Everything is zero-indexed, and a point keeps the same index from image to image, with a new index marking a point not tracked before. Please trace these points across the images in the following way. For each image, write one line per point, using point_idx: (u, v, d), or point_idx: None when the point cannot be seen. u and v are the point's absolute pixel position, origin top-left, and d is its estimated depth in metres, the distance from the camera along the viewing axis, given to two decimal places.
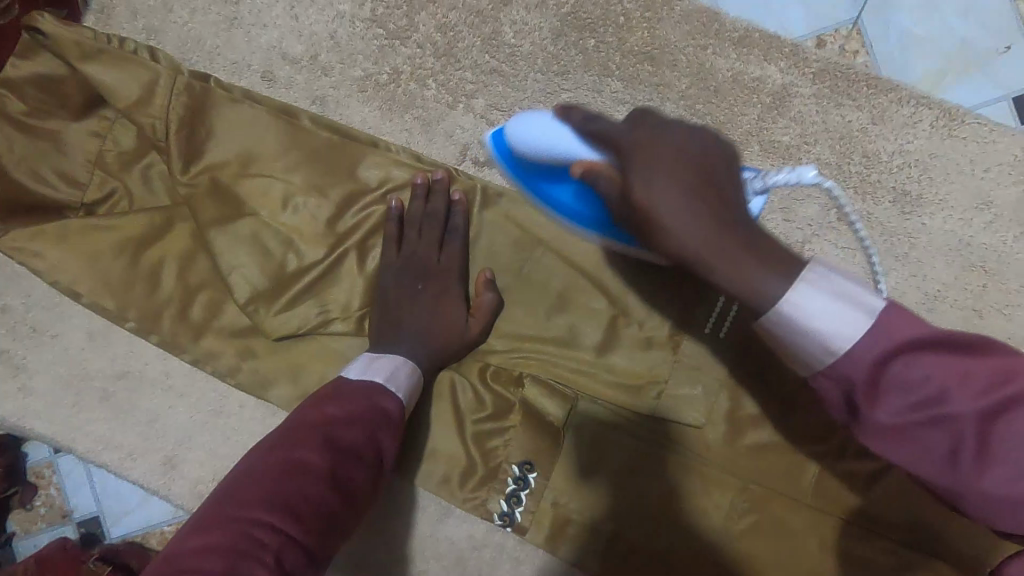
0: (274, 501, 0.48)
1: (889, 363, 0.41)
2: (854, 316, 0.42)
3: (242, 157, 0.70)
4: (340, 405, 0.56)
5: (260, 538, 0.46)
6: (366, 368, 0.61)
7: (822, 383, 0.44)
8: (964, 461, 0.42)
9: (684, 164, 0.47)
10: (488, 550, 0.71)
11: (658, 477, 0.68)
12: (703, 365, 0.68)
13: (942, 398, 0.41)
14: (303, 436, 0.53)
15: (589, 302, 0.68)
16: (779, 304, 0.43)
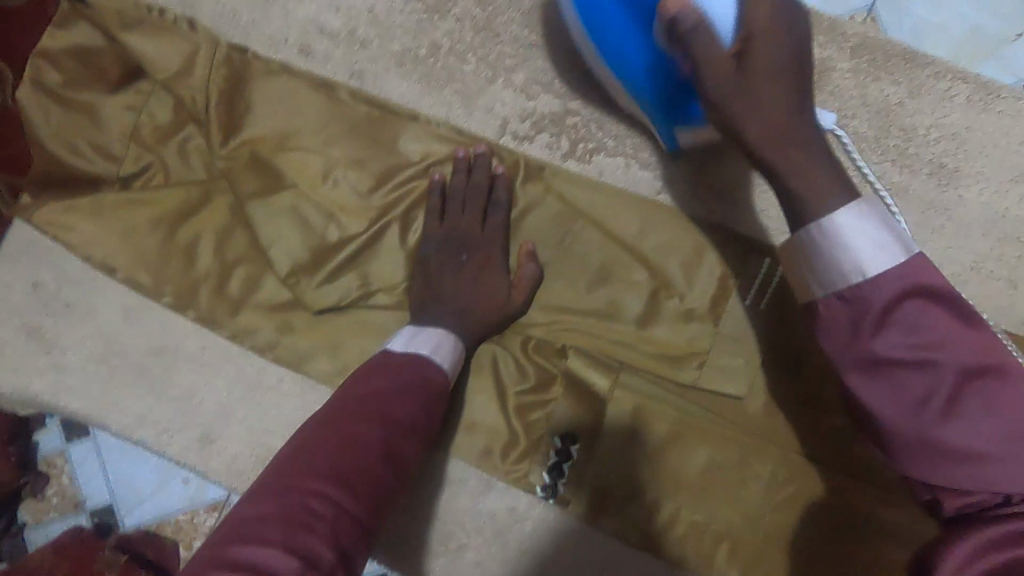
0: (328, 474, 0.48)
1: (902, 301, 0.47)
2: (889, 251, 0.47)
3: (282, 130, 0.70)
4: (389, 378, 0.56)
5: (317, 510, 0.46)
6: (411, 340, 0.61)
7: (834, 304, 0.49)
8: (931, 409, 0.46)
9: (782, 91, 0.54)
10: (529, 525, 0.70)
11: (700, 448, 0.68)
12: (745, 335, 0.68)
13: (939, 346, 0.46)
14: (354, 410, 0.52)
15: (631, 274, 0.69)
16: (825, 220, 0.50)
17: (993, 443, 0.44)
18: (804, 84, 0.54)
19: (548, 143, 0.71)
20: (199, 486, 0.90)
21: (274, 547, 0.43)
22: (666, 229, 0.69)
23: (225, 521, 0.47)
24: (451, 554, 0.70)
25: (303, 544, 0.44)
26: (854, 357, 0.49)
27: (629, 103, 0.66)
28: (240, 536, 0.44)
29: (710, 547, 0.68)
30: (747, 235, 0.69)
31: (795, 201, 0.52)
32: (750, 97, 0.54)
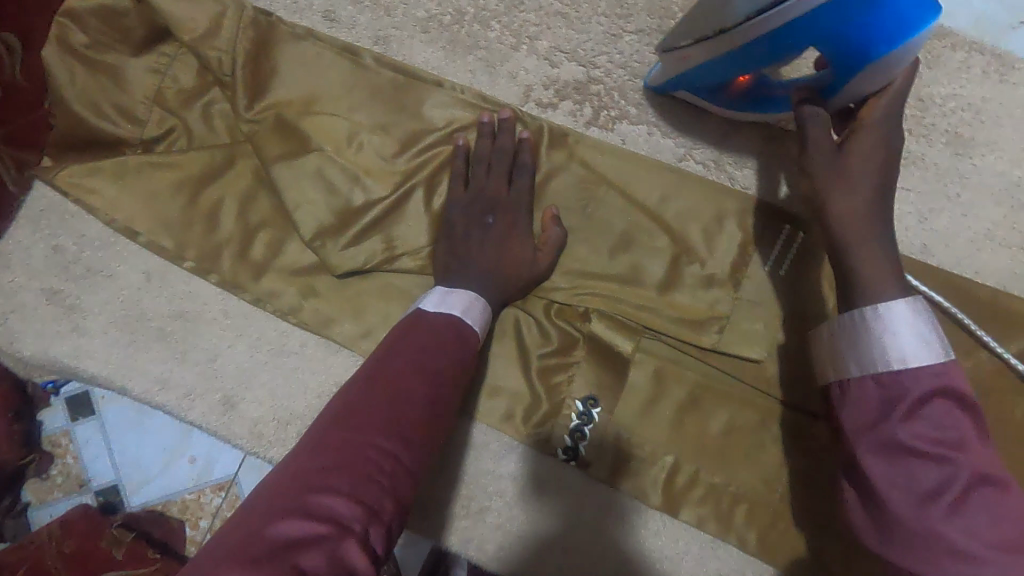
0: (388, 428, 0.50)
1: (933, 396, 0.46)
2: (932, 352, 0.47)
3: (307, 95, 0.70)
4: (428, 335, 0.58)
5: (377, 460, 0.48)
6: (442, 301, 0.62)
7: (867, 383, 0.49)
8: (938, 503, 0.44)
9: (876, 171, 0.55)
10: (550, 487, 0.71)
11: (720, 410, 0.69)
12: (765, 300, 0.69)
13: (959, 446, 0.45)
14: (400, 366, 0.54)
15: (652, 240, 0.70)
16: (880, 304, 0.50)
17: (994, 551, 0.41)
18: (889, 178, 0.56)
19: (572, 110, 0.72)
20: (205, 465, 0.91)
21: (345, 496, 0.45)
22: (687, 196, 0.70)
23: (281, 470, 0.48)
24: (473, 516, 0.71)
25: (372, 496, 0.46)
26: (873, 436, 0.48)
27: (706, 49, 0.58)
28: (310, 485, 0.45)
29: (729, 508, 0.69)
30: (767, 201, 0.70)
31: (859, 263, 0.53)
32: (846, 179, 0.55)
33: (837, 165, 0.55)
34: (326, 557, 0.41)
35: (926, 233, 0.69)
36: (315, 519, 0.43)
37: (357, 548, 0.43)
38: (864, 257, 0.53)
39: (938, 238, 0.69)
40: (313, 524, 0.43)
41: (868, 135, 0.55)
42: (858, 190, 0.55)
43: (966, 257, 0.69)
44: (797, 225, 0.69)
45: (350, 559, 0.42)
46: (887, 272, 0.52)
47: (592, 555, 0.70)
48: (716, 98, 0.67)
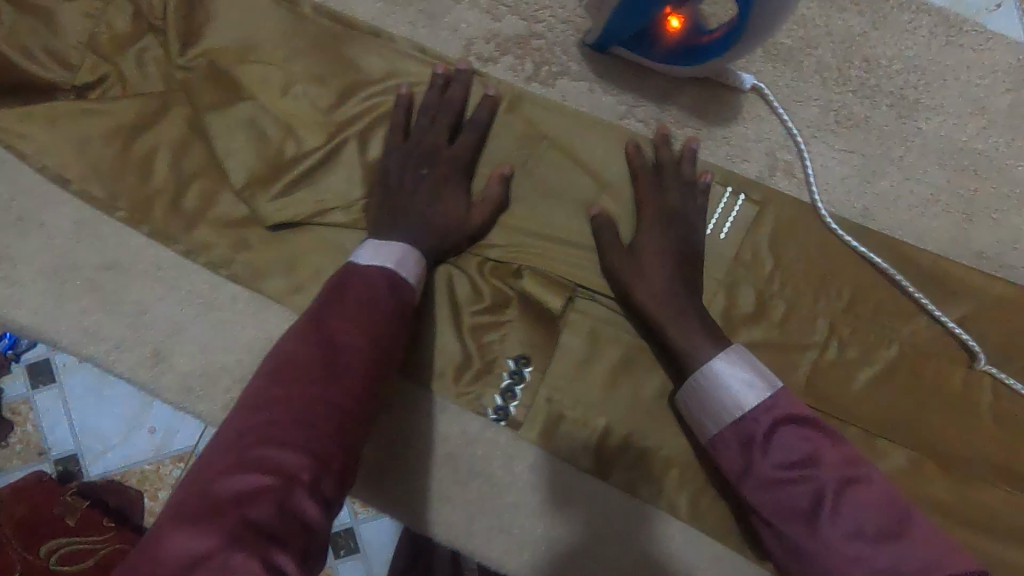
0: (333, 380, 0.49)
1: (777, 429, 0.57)
2: (760, 387, 0.58)
3: (242, 44, 0.69)
4: (366, 284, 0.56)
5: (321, 410, 0.47)
6: (375, 254, 0.60)
7: (727, 436, 0.59)
8: (820, 518, 0.55)
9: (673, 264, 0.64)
10: (481, 447, 0.70)
11: (654, 374, 0.68)
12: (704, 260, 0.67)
13: (813, 461, 0.56)
14: (339, 316, 0.53)
15: (589, 198, 0.68)
16: (707, 363, 0.60)
17: (880, 548, 0.53)
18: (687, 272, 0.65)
19: (512, 65, 0.71)
20: (166, 435, 0.89)
21: (291, 448, 0.44)
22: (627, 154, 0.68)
23: (221, 432, 0.47)
24: (402, 478, 0.69)
25: (319, 444, 0.46)
26: (749, 481, 0.58)
27: None
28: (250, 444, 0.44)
29: (661, 472, 0.68)
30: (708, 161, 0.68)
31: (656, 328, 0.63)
32: (641, 270, 0.64)
33: (633, 259, 0.64)
34: (275, 509, 0.41)
35: (866, 197, 0.68)
36: (260, 473, 0.43)
37: (307, 496, 0.43)
38: (672, 332, 0.62)
39: (879, 203, 0.67)
40: (258, 477, 0.42)
41: (656, 233, 0.64)
42: (650, 279, 0.63)
43: (907, 222, 0.67)
44: (739, 188, 0.68)
45: (300, 509, 0.43)
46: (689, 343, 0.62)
47: (521, 517, 0.69)
48: (649, 52, 0.66)
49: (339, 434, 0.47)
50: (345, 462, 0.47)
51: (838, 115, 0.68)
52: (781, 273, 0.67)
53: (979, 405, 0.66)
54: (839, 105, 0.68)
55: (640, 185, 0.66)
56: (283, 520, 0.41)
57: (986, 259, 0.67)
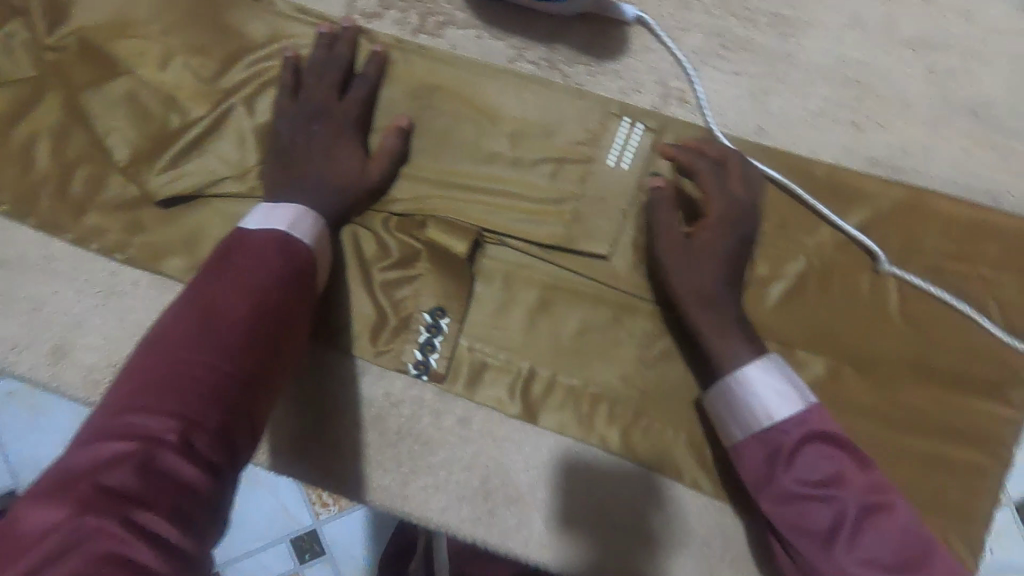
0: (206, 339, 0.43)
1: (804, 445, 0.58)
2: (791, 406, 0.59)
3: (116, 19, 0.67)
4: (245, 248, 0.51)
5: (191, 371, 0.42)
6: (266, 218, 0.55)
7: (752, 443, 0.60)
8: (838, 537, 0.56)
9: (720, 279, 0.63)
10: (406, 407, 0.68)
11: (572, 312, 0.68)
12: (610, 192, 0.67)
13: (836, 480, 0.57)
14: (214, 279, 0.48)
15: (488, 142, 0.67)
16: (741, 368, 0.61)
17: None
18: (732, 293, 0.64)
19: (398, 19, 0.70)
20: None
21: (154, 411, 0.39)
22: (521, 94, 0.68)
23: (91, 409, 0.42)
24: (329, 447, 0.67)
25: (188, 405, 0.40)
26: (769, 491, 0.59)
27: None
28: (114, 413, 0.40)
29: (591, 409, 0.67)
30: (602, 96, 0.68)
31: (701, 332, 0.63)
32: (688, 266, 0.63)
33: (688, 249, 0.63)
34: (137, 473, 0.37)
35: (760, 115, 0.69)
36: (122, 439, 0.38)
37: (183, 458, 0.39)
38: (715, 337, 0.62)
39: (773, 119, 0.69)
40: (116, 445, 0.38)
41: (712, 235, 0.63)
42: (698, 282, 0.63)
43: (801, 136, 0.69)
44: (636, 118, 0.68)
45: (170, 470, 0.38)
46: (736, 354, 0.62)
47: (457, 472, 0.68)
48: None
49: (221, 396, 0.42)
50: (234, 426, 0.42)
51: (723, 39, 0.69)
52: (684, 199, 0.68)
53: (888, 307, 0.67)
54: (725, 29, 0.69)
55: (704, 182, 0.64)
56: (147, 483, 0.37)
57: (880, 165, 0.68)
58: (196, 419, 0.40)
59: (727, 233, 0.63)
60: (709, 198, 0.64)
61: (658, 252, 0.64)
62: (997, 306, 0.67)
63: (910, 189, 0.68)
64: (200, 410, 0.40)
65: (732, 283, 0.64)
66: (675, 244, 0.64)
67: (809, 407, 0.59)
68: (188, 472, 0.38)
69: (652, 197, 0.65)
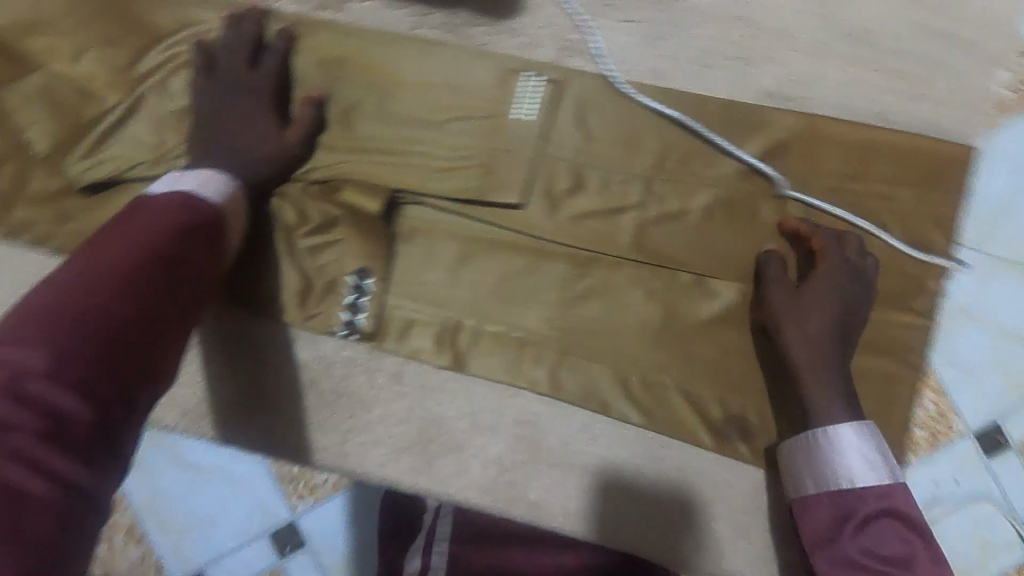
0: (91, 283, 0.45)
1: (880, 517, 0.61)
2: (876, 479, 0.62)
3: (27, 18, 0.69)
4: (142, 208, 0.53)
5: (71, 310, 0.43)
6: (171, 183, 0.57)
7: (824, 500, 0.63)
8: None
9: (832, 331, 0.66)
10: (340, 367, 0.71)
11: (491, 263, 0.70)
12: (519, 143, 0.70)
13: (904, 560, 0.59)
14: (106, 234, 0.50)
15: (398, 107, 0.71)
16: (834, 425, 0.63)
17: None
18: (845, 346, 0.66)
19: None
20: None
21: (31, 344, 0.41)
22: (425, 59, 0.71)
23: None
24: (270, 412, 0.71)
25: (67, 341, 0.42)
26: (828, 551, 0.62)
27: None
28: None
29: (518, 354, 0.70)
30: (503, 54, 0.71)
31: (807, 384, 0.65)
32: (799, 319, 0.66)
33: (797, 299, 0.67)
34: (12, 400, 0.40)
35: (655, 59, 0.72)
36: None
37: (67, 393, 0.41)
38: (817, 389, 0.65)
39: (667, 62, 0.72)
40: None
41: (821, 282, 0.67)
42: (807, 336, 0.66)
43: (696, 76, 0.72)
44: (536, 71, 0.71)
45: (44, 399, 0.40)
46: (836, 404, 0.64)
47: (394, 427, 0.71)
48: None
49: (101, 333, 0.44)
50: (128, 366, 0.44)
51: None
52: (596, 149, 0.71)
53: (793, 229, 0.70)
54: None
55: (820, 244, 0.68)
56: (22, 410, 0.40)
57: (773, 96, 0.72)
58: (77, 358, 0.42)
59: (840, 290, 0.66)
60: (826, 259, 0.67)
61: (766, 306, 0.67)
62: (895, 220, 0.70)
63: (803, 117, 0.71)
64: (84, 350, 0.42)
65: (845, 337, 0.66)
66: (783, 299, 0.67)
67: (895, 485, 0.62)
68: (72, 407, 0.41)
69: (761, 258, 0.69)
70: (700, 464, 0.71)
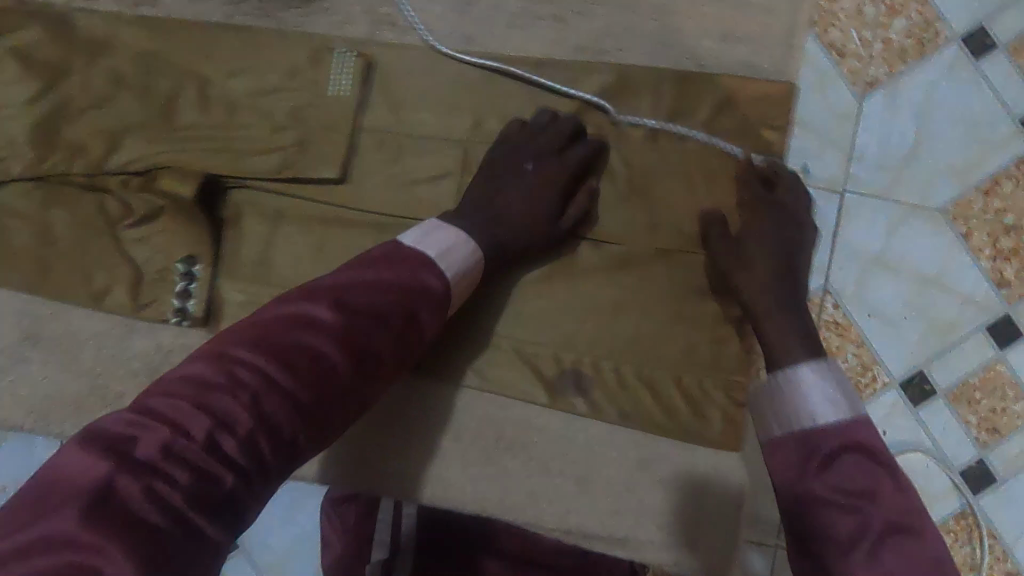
0: (265, 354, 0.47)
1: (846, 449, 0.52)
2: (841, 412, 0.54)
3: None
4: (380, 269, 0.55)
5: (237, 374, 0.46)
6: (426, 236, 0.61)
7: (788, 438, 0.55)
8: (860, 550, 0.47)
9: (776, 274, 0.67)
10: (176, 353, 0.72)
11: (315, 239, 0.71)
12: (333, 120, 0.71)
13: (871, 494, 0.49)
14: (326, 292, 0.53)
15: (215, 94, 0.71)
16: (795, 368, 0.59)
17: None
18: (791, 281, 0.67)
19: None
20: None
21: (192, 404, 0.44)
22: (238, 44, 0.72)
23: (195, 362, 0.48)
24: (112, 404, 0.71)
25: (226, 407, 0.44)
26: (793, 493, 0.52)
27: None
28: (178, 386, 0.45)
29: None
30: (316, 33, 0.72)
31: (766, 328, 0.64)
32: (744, 264, 0.67)
33: (738, 249, 0.68)
34: (159, 456, 0.41)
35: (467, 24, 0.73)
36: (153, 420, 0.42)
37: (233, 445, 0.43)
38: (775, 331, 0.64)
39: (479, 27, 0.72)
40: (154, 426, 0.42)
41: (754, 230, 0.68)
42: (755, 278, 0.67)
43: (508, 38, 0.72)
44: (347, 47, 0.71)
45: (173, 472, 0.41)
46: (794, 342, 0.62)
47: None
48: None
49: (258, 410, 0.45)
50: (258, 448, 0.45)
51: None
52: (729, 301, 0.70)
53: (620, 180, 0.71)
54: None
55: (748, 192, 0.70)
56: (180, 469, 0.41)
57: (587, 51, 0.72)
58: (236, 426, 0.44)
59: (776, 231, 0.69)
60: (759, 208, 0.69)
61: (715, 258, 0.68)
62: (719, 163, 0.70)
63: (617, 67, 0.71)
64: (263, 404, 0.45)
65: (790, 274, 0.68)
66: (729, 249, 0.68)
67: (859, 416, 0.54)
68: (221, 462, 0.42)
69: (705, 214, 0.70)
70: (540, 422, 0.71)
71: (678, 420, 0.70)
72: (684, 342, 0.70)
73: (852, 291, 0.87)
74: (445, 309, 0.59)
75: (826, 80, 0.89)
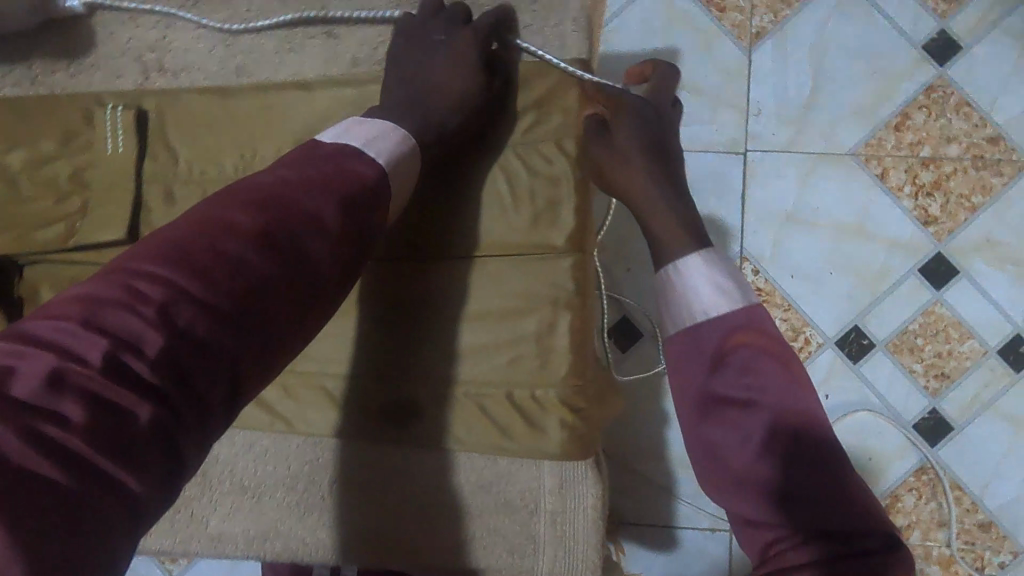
0: (178, 263, 0.39)
1: (736, 344, 0.53)
2: (727, 302, 0.56)
3: None
4: (303, 168, 0.48)
5: (139, 287, 0.38)
6: (345, 131, 0.54)
7: (684, 337, 0.56)
8: (753, 440, 0.49)
9: (657, 161, 0.66)
10: None
11: None
12: (116, 177, 0.68)
13: (762, 389, 0.50)
14: (246, 194, 0.45)
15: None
16: (682, 261, 0.60)
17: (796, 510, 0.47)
18: (671, 168, 0.66)
19: None
20: None
21: (84, 323, 0.36)
22: (10, 115, 0.70)
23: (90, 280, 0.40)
24: None
25: (132, 324, 0.37)
26: (694, 396, 0.54)
27: None
28: (60, 307, 0.37)
29: None
30: (91, 92, 0.70)
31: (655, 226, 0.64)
32: (622, 157, 0.65)
33: (613, 145, 0.65)
34: (43, 392, 0.33)
35: (239, 58, 0.70)
36: (33, 346, 0.34)
37: (145, 368, 0.36)
38: (661, 220, 0.64)
39: (251, 55, 0.70)
40: (35, 352, 0.34)
41: (624, 119, 0.66)
42: (633, 169, 0.65)
43: (280, 63, 0.70)
44: (118, 102, 0.69)
45: (60, 409, 0.33)
46: (682, 238, 0.62)
47: None
48: None
49: (176, 324, 0.38)
50: (184, 369, 0.38)
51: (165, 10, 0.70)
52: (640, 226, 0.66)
53: (468, 131, 0.65)
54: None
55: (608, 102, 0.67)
56: (72, 402, 0.34)
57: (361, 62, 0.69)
58: (147, 348, 0.37)
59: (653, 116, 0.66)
60: (625, 103, 0.66)
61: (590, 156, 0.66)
62: (516, 156, 0.66)
63: (438, 17, 0.66)
64: (178, 317, 0.38)
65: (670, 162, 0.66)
66: (605, 146, 0.65)
67: (749, 306, 0.55)
68: (129, 388, 0.35)
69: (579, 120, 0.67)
70: (372, 458, 0.67)
71: (514, 435, 0.65)
72: (510, 352, 0.65)
73: (770, 254, 0.93)
74: (385, 207, 0.53)
75: (709, 37, 0.96)
